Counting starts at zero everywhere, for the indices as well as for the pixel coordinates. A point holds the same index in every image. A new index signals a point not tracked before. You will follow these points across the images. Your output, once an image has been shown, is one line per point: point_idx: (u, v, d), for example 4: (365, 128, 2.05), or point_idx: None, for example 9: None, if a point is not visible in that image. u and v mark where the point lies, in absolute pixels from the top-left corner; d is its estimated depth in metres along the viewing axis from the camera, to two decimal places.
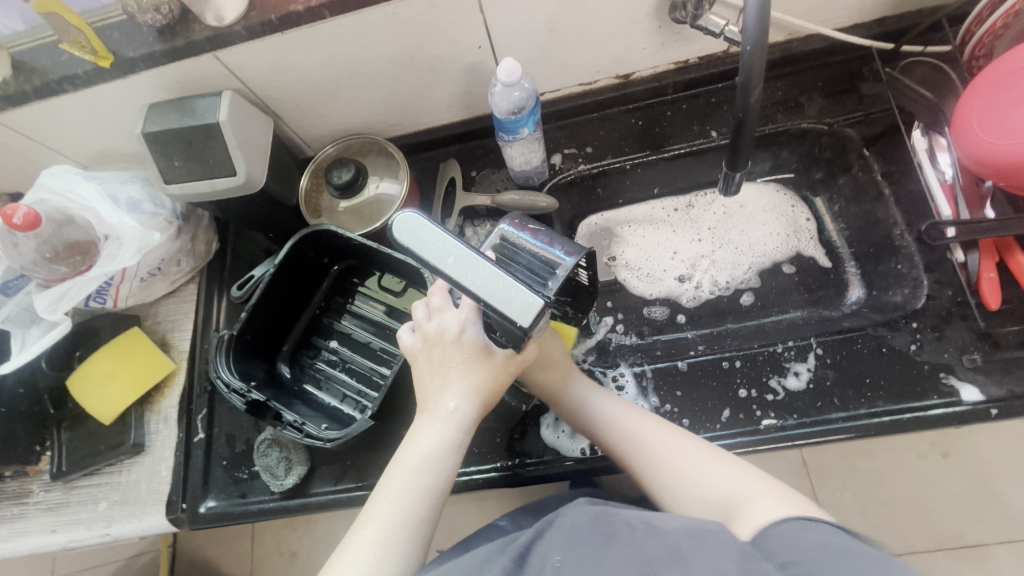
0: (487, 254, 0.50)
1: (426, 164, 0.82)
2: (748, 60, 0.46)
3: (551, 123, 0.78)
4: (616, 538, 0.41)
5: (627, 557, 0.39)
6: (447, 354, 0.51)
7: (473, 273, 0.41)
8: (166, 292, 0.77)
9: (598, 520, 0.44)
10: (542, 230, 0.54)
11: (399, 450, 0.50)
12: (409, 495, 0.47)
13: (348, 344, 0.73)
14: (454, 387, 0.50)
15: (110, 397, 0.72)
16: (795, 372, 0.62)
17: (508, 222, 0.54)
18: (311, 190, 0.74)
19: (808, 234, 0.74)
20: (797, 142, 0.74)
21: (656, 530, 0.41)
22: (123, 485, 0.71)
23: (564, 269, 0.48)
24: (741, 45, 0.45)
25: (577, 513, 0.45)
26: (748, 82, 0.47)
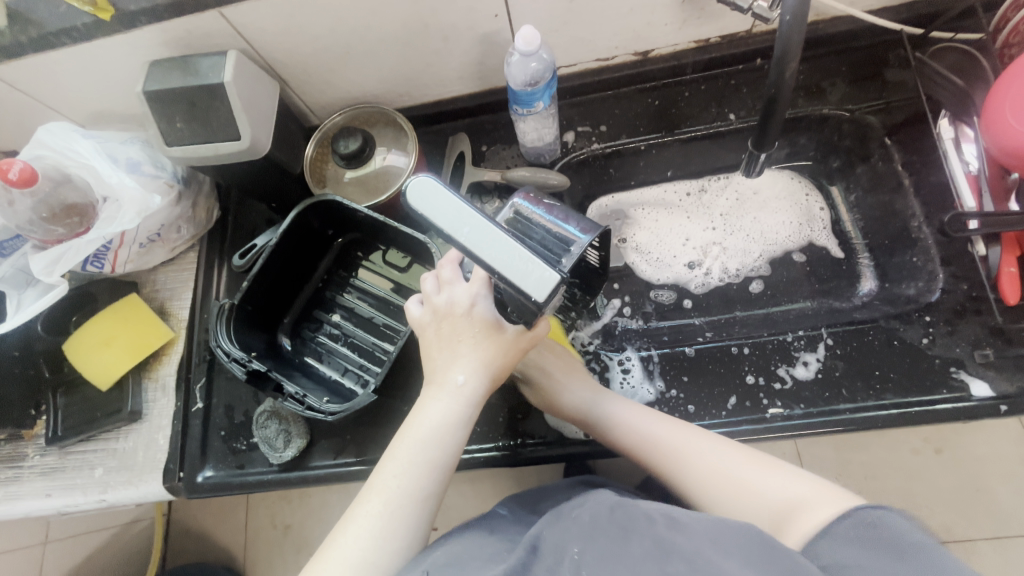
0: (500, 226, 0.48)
1: (434, 137, 0.80)
2: (784, 33, 0.44)
3: (565, 100, 0.76)
4: (635, 532, 0.41)
5: (647, 551, 0.39)
6: (456, 328, 0.50)
7: (488, 243, 0.39)
8: (165, 259, 0.76)
9: (617, 512, 0.44)
10: (557, 206, 0.52)
11: (407, 422, 0.49)
12: (415, 467, 0.47)
13: (351, 319, 0.72)
14: (464, 361, 0.49)
15: (107, 363, 0.71)
16: (804, 362, 0.62)
17: (523, 197, 0.53)
18: (317, 159, 0.72)
19: (821, 224, 0.72)
20: (816, 130, 0.72)
21: (677, 524, 0.41)
22: (120, 451, 0.70)
23: (579, 247, 0.47)
24: (779, 16, 0.44)
25: (595, 507, 0.45)
26: (784, 57, 0.45)
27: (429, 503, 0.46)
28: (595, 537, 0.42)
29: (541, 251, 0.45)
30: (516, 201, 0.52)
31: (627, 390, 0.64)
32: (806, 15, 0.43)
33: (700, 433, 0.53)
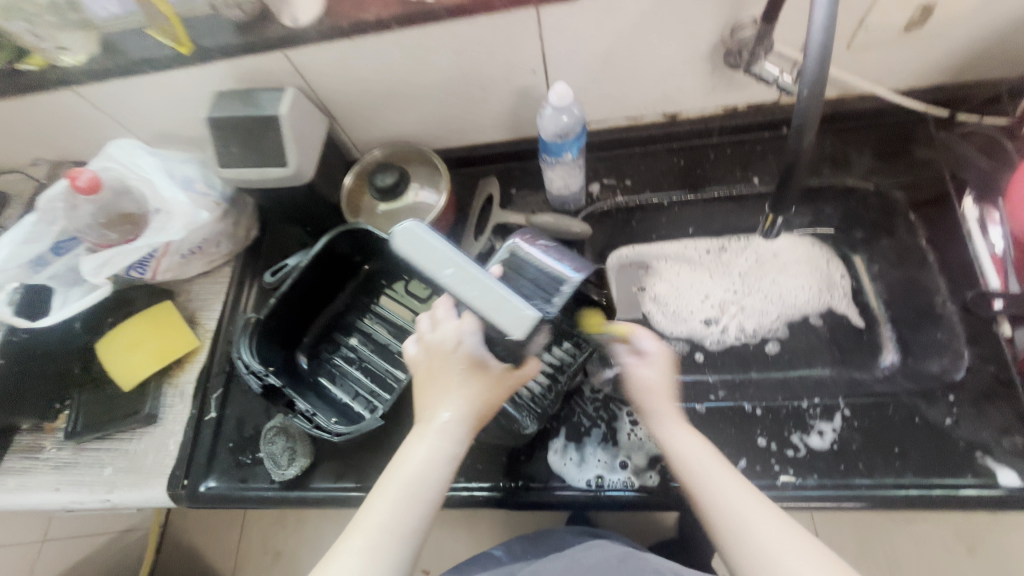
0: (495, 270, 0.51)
1: (466, 179, 0.84)
2: (803, 103, 0.46)
3: (593, 153, 0.79)
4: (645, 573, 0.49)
5: None
6: (445, 363, 0.51)
7: (469, 285, 0.43)
8: (201, 271, 0.80)
9: (627, 561, 0.51)
10: (553, 246, 0.55)
11: (394, 460, 0.49)
12: (400, 502, 0.47)
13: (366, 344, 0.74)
14: (455, 395, 0.50)
15: (133, 363, 0.74)
16: (819, 431, 0.60)
17: (524, 238, 0.55)
18: (354, 189, 0.77)
19: (841, 292, 0.71)
20: (839, 199, 0.73)
21: None
22: (131, 453, 0.72)
23: (569, 286, 0.49)
24: (797, 90, 0.46)
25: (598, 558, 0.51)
26: (802, 127, 0.47)
27: (413, 540, 0.46)
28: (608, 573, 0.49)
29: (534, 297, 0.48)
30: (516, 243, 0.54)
31: (634, 443, 0.63)
32: (823, 89, 0.45)
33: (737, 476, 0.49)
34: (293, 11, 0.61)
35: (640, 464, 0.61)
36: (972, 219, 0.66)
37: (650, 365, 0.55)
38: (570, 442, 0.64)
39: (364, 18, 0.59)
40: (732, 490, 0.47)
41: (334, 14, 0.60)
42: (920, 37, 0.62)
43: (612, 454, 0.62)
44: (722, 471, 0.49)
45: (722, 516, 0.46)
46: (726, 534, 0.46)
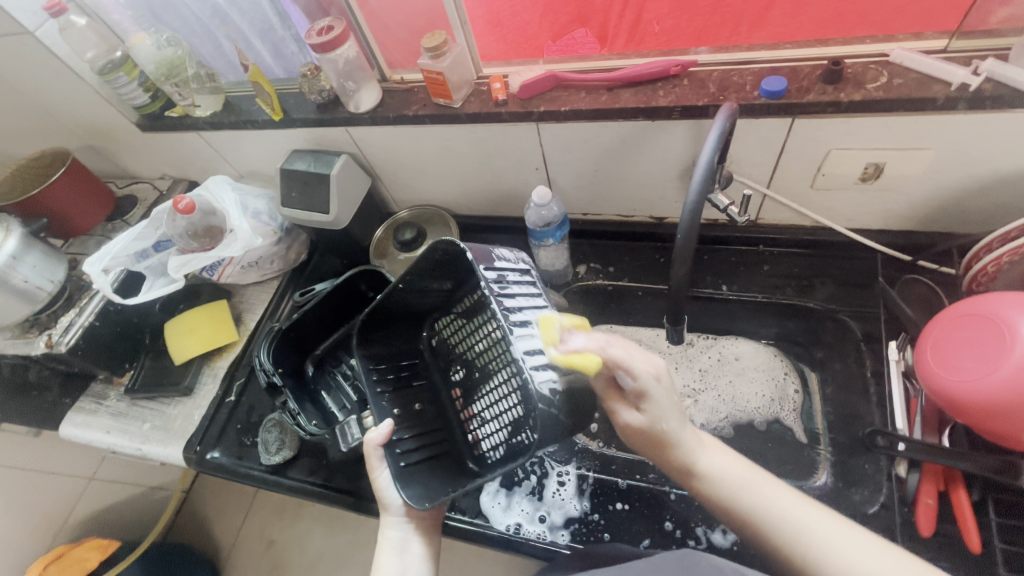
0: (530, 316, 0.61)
1: (478, 242, 0.98)
2: (681, 246, 0.55)
3: (587, 239, 0.91)
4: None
5: None
6: (370, 471, 0.65)
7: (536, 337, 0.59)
8: (255, 281, 0.99)
9: (684, 560, 0.48)
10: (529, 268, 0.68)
11: (376, 559, 0.63)
12: None
13: (435, 396, 0.77)
14: (392, 485, 0.66)
15: (187, 344, 0.93)
16: (724, 530, 0.64)
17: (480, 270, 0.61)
18: (384, 239, 0.94)
19: (791, 405, 0.77)
20: (802, 318, 0.79)
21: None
22: (167, 415, 0.90)
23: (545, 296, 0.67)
24: (676, 233, 0.55)
25: (667, 554, 0.50)
26: (680, 257, 0.56)
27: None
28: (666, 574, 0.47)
29: (516, 324, 0.59)
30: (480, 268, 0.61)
31: (555, 501, 0.70)
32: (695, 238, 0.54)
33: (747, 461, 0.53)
34: (357, 101, 0.79)
35: (556, 521, 0.68)
36: (893, 360, 0.66)
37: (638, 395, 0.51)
38: (502, 487, 0.72)
39: (405, 113, 0.76)
40: (777, 494, 0.50)
41: (385, 107, 0.78)
42: (879, 188, 0.68)
43: (534, 507, 0.70)
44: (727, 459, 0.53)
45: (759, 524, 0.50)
46: (755, 521, 0.49)
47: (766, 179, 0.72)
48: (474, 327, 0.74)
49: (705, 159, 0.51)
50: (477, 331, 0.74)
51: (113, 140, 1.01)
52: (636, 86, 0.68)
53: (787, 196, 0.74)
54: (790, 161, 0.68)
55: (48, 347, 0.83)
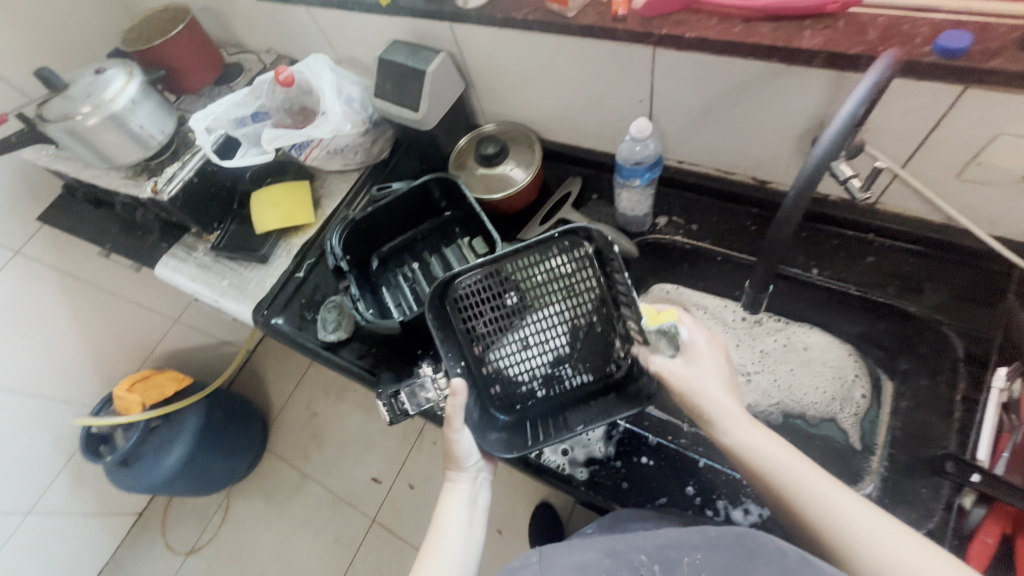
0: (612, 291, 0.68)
1: (558, 172, 0.94)
2: (786, 210, 0.50)
3: (675, 191, 0.85)
4: (763, 563, 0.43)
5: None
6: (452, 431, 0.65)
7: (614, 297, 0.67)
8: (338, 169, 1.02)
9: (745, 537, 0.46)
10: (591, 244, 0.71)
11: (444, 506, 0.65)
12: (461, 528, 0.62)
13: (460, 342, 0.72)
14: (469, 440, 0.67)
15: (268, 216, 0.99)
16: (746, 509, 0.62)
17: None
18: (464, 149, 0.92)
19: (853, 409, 0.71)
20: (895, 323, 0.71)
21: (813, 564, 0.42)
22: (244, 277, 0.97)
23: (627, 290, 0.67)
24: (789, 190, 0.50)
25: (723, 527, 0.48)
26: (785, 219, 0.51)
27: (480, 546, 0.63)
28: (722, 553, 0.46)
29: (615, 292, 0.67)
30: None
31: (581, 439, 0.71)
32: (806, 201, 0.49)
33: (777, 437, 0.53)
34: None
35: (578, 458, 0.69)
36: (997, 389, 0.61)
37: (694, 352, 0.59)
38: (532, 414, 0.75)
39: (513, 16, 0.71)
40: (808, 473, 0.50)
41: (495, 6, 0.74)
42: None
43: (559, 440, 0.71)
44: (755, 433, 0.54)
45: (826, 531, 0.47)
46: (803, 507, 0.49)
47: (903, 158, 0.63)
48: (539, 258, 0.70)
49: (846, 110, 0.45)
50: (539, 264, 0.71)
51: (229, 5, 1.03)
52: (778, 21, 0.59)
53: (923, 183, 0.64)
54: (940, 143, 0.59)
55: (152, 193, 0.90)
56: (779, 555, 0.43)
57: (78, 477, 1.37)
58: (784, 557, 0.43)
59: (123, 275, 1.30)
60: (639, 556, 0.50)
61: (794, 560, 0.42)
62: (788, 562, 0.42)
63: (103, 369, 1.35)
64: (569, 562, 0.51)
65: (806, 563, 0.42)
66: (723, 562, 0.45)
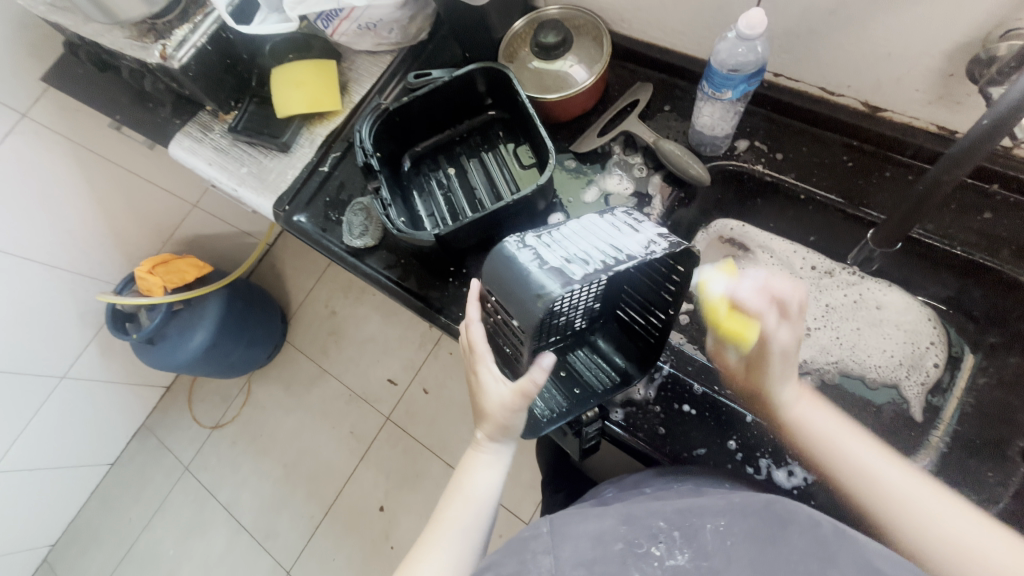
0: (599, 239, 0.53)
1: (622, 73, 0.80)
2: (970, 142, 0.45)
3: (763, 112, 0.72)
4: (793, 531, 0.39)
5: (808, 549, 0.38)
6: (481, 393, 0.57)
7: (589, 237, 0.54)
8: (369, 49, 0.89)
9: (773, 504, 0.41)
10: (539, 249, 0.52)
11: (468, 469, 0.58)
12: (476, 499, 0.57)
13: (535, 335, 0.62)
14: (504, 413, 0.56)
15: (289, 99, 0.87)
16: (790, 471, 0.59)
17: (529, 272, 0.50)
18: (519, 36, 0.79)
19: (919, 378, 0.66)
20: (998, 293, 0.62)
21: (848, 534, 0.38)
22: (264, 166, 0.89)
23: (623, 232, 0.54)
24: (979, 116, 0.43)
25: (747, 495, 0.43)
26: (961, 157, 0.46)
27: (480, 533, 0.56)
28: (750, 519, 0.41)
29: (620, 246, 0.52)
30: (549, 285, 0.48)
31: None
32: (1002, 136, 0.42)
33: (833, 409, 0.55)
34: None
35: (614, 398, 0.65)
36: None
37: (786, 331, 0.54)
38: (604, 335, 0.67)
39: None
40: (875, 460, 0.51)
41: None
42: None
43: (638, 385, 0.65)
44: (809, 405, 0.56)
45: (869, 500, 0.49)
46: (876, 503, 0.49)
47: None
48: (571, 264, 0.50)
49: None
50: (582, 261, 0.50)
51: None
52: None
53: None
54: None
55: (161, 59, 0.78)
56: (810, 523, 0.39)
57: (107, 350, 1.40)
58: (816, 527, 0.39)
59: (137, 151, 1.21)
60: (657, 522, 0.43)
61: (828, 527, 0.38)
62: (824, 535, 0.38)
63: (123, 249, 1.33)
64: (585, 527, 0.44)
65: (841, 535, 0.38)
66: (754, 529, 0.40)
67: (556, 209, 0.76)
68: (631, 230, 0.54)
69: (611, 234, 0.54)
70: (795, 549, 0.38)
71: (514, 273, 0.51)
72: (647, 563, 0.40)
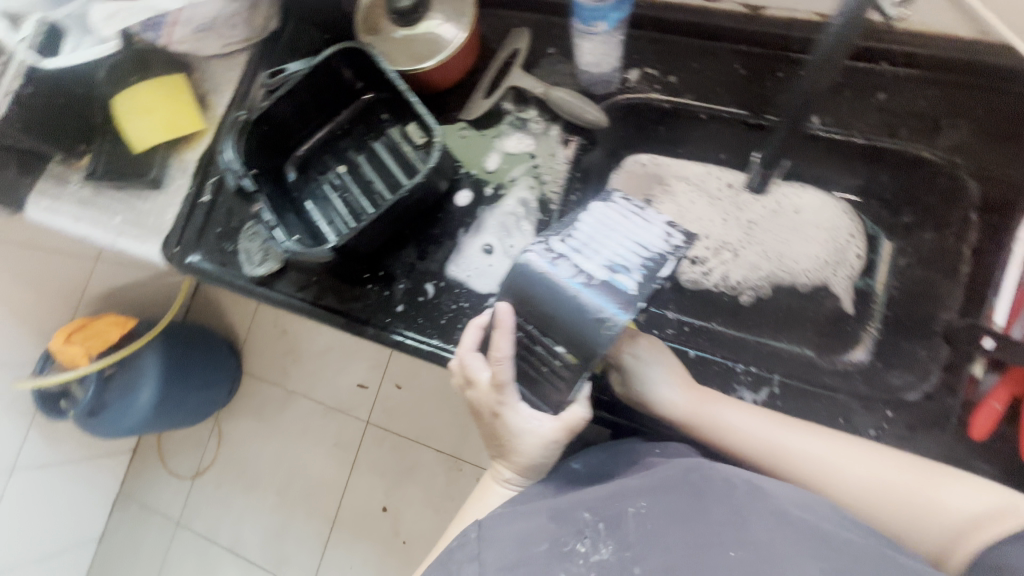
0: (621, 229, 0.46)
1: (494, 21, 0.74)
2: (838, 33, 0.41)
3: (648, 35, 0.69)
4: (710, 499, 0.38)
5: (723, 516, 0.36)
6: (508, 433, 0.49)
7: (604, 226, 0.46)
8: (219, 53, 0.79)
9: (692, 473, 0.41)
10: (567, 262, 0.44)
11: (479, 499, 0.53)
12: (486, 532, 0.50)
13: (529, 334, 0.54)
14: (536, 452, 0.49)
15: (141, 128, 0.76)
16: (740, 397, 0.60)
17: (578, 296, 0.43)
18: (373, 7, 0.70)
19: (846, 271, 0.66)
20: (903, 173, 0.63)
21: (764, 495, 0.37)
22: (139, 210, 0.80)
23: (644, 215, 0.47)
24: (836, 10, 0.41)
25: (670, 466, 0.43)
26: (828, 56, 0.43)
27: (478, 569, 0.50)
28: (670, 496, 0.40)
29: (648, 237, 0.45)
30: (609, 308, 0.42)
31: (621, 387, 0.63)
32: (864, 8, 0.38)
33: (746, 410, 0.55)
34: None
35: None
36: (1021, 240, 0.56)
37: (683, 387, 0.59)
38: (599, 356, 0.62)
39: None
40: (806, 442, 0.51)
41: None
42: None
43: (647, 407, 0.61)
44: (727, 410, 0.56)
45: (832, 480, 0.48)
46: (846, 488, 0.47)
47: None
48: (613, 273, 0.43)
49: None
50: (623, 268, 0.43)
51: None
52: None
53: None
54: None
55: None
56: (728, 488, 0.38)
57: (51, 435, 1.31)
58: (734, 490, 0.38)
59: None
60: (584, 514, 0.42)
61: (743, 490, 0.38)
62: (739, 498, 0.37)
63: (30, 329, 1.21)
64: (513, 530, 0.42)
65: (756, 494, 0.37)
66: (672, 503, 0.39)
67: (461, 186, 0.72)
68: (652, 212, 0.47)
69: (630, 220, 0.46)
70: (712, 522, 0.36)
71: (560, 298, 0.43)
72: (573, 563, 0.38)
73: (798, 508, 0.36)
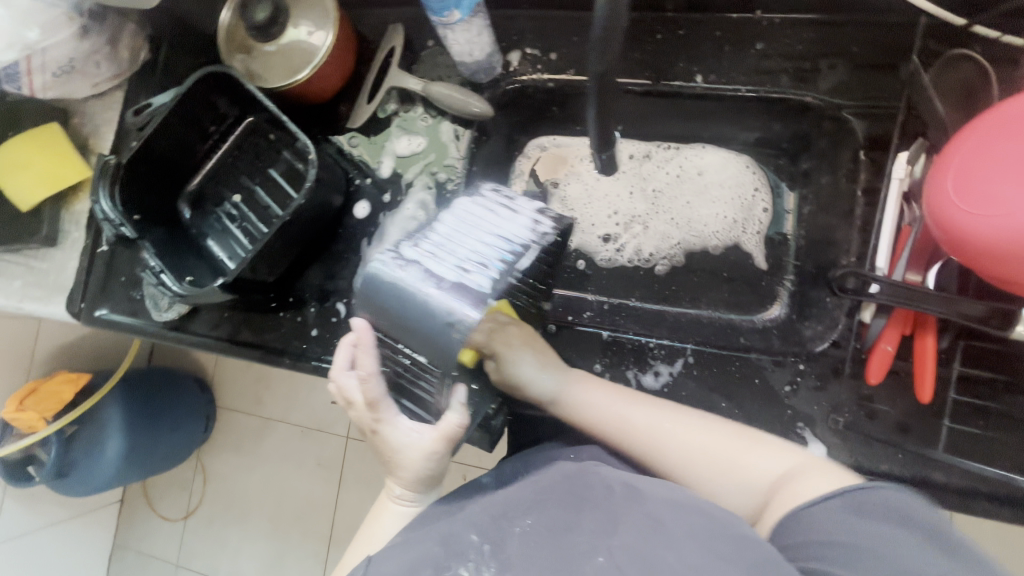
0: (479, 228, 0.46)
1: (368, 20, 0.71)
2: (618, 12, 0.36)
3: (523, 12, 0.66)
4: (589, 504, 0.43)
5: (602, 521, 0.41)
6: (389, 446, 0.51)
7: (463, 227, 0.46)
8: (90, 93, 0.75)
9: (574, 481, 0.46)
10: (419, 263, 0.43)
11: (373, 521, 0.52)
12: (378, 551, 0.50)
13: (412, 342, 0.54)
14: (418, 463, 0.50)
15: (25, 184, 0.73)
16: (656, 372, 0.59)
17: (428, 298, 0.41)
18: (234, 28, 0.67)
19: (755, 227, 0.67)
20: (796, 119, 0.62)
21: (637, 493, 0.43)
22: (38, 271, 0.76)
23: (502, 215, 0.48)
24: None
25: (554, 480, 0.48)
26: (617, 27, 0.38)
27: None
28: (552, 509, 0.44)
29: (506, 235, 0.46)
30: (460, 307, 0.41)
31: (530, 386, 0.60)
32: None
33: (667, 407, 0.52)
34: None
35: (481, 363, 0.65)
36: (897, 179, 0.52)
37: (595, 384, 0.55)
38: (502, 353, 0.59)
39: None
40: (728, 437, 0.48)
41: None
42: None
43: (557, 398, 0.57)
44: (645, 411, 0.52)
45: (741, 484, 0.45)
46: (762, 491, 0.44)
47: None
48: (469, 270, 0.43)
49: None
50: (479, 265, 0.43)
51: None
52: None
53: None
54: None
55: None
56: (606, 492, 0.44)
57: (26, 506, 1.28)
58: (610, 493, 0.44)
59: None
60: (473, 537, 0.43)
61: (619, 492, 0.43)
62: (616, 500, 0.43)
63: None
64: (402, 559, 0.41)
65: (631, 495, 0.43)
66: (553, 518, 0.43)
67: (359, 197, 0.70)
68: (511, 210, 0.49)
69: (488, 220, 0.47)
70: (589, 528, 0.41)
71: (411, 302, 0.42)
72: None
73: (666, 496, 0.42)
